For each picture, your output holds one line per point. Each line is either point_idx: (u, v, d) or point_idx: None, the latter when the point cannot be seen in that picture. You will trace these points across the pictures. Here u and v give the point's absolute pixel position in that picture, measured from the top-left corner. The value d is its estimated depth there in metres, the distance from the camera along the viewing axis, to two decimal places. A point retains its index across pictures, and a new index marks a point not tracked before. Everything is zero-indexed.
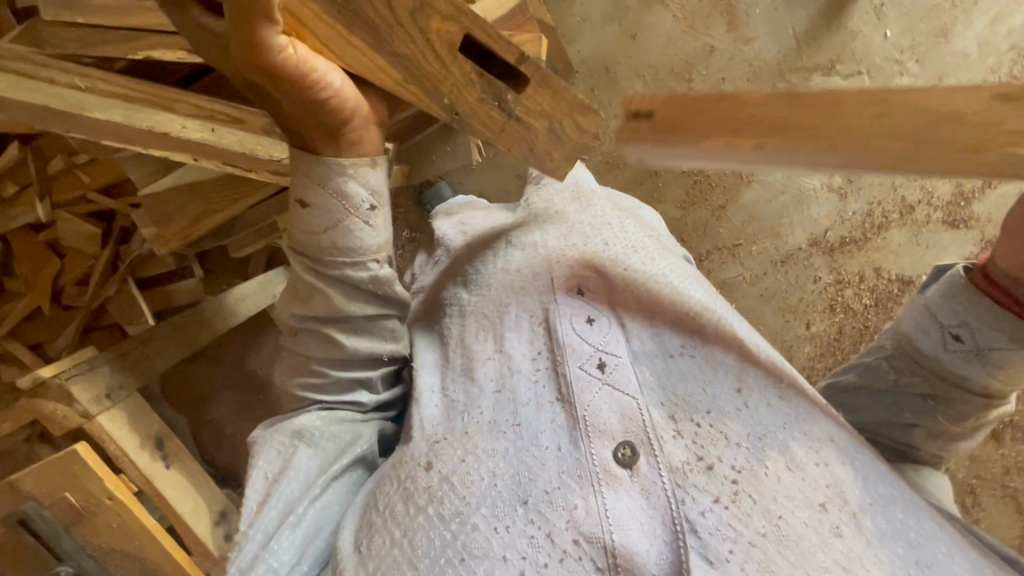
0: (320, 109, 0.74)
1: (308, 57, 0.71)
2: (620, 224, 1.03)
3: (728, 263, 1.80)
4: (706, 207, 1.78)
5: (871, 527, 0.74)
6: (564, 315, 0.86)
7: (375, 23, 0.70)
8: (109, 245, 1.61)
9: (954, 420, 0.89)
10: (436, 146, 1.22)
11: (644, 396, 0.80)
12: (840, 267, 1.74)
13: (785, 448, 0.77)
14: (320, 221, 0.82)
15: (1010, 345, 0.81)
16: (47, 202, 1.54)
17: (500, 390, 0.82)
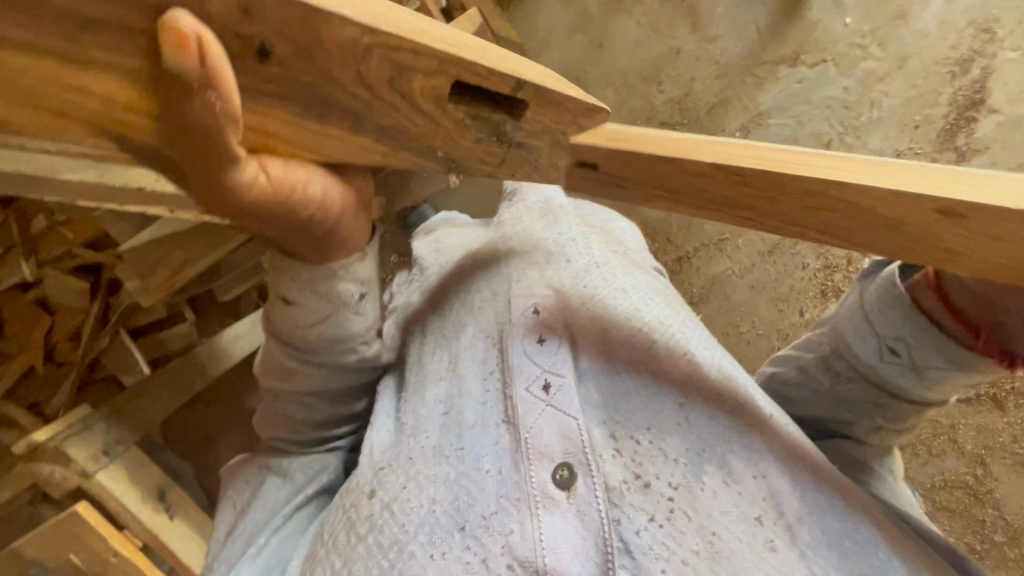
0: (305, 222, 0.69)
1: (283, 179, 0.64)
2: (585, 238, 0.93)
3: (716, 258, 1.83)
4: None
5: (809, 542, 0.66)
6: (518, 329, 0.79)
7: (351, 102, 0.61)
8: (98, 298, 1.62)
9: (888, 423, 0.84)
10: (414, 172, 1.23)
11: (587, 414, 0.73)
12: (828, 252, 1.70)
13: (723, 461, 0.70)
14: (306, 319, 0.80)
15: (949, 364, 0.75)
16: (32, 262, 1.54)
17: (448, 412, 0.78)
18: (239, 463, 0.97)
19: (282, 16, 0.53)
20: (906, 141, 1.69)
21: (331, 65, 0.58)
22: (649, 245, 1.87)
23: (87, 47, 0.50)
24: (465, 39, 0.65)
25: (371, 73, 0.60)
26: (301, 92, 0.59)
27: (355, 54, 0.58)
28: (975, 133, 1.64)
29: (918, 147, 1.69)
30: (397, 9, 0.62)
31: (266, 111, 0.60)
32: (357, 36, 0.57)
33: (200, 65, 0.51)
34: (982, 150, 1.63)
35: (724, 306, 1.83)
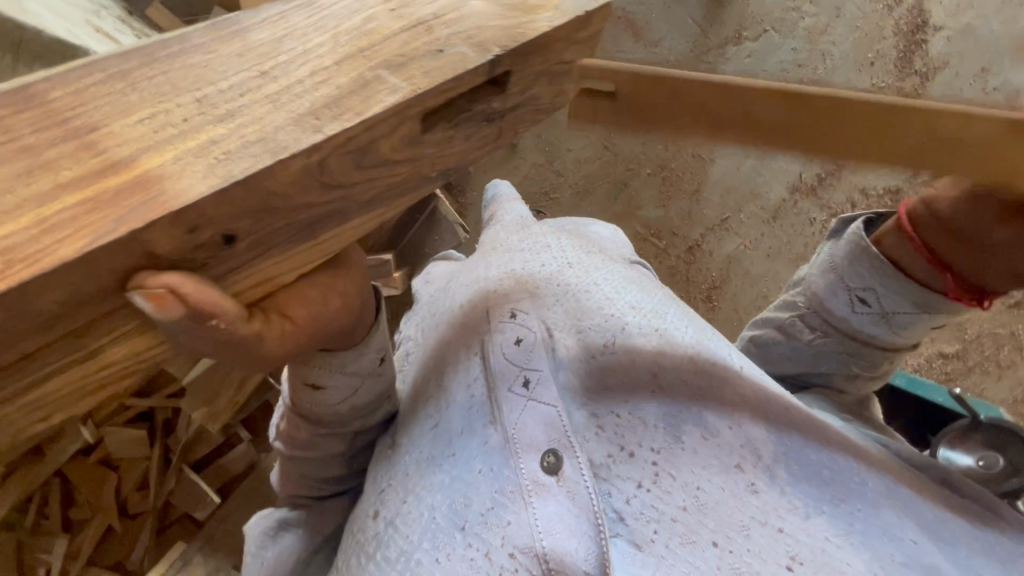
0: (339, 333, 0.56)
1: (307, 315, 0.51)
2: (560, 242, 0.77)
3: (726, 238, 1.85)
4: (683, 197, 1.88)
5: (791, 481, 0.56)
6: (499, 329, 0.63)
7: (333, 206, 0.47)
8: (157, 441, 1.66)
9: (863, 370, 0.79)
10: (428, 239, 1.33)
11: (562, 397, 0.58)
12: (828, 202, 1.81)
13: (701, 418, 0.58)
14: (334, 404, 0.65)
15: (918, 312, 0.71)
16: (90, 424, 1.60)
17: (437, 424, 0.62)
18: (258, 516, 0.77)
19: (226, 203, 0.41)
20: (869, 78, 1.78)
21: (290, 197, 0.44)
22: (658, 245, 1.87)
23: (87, 353, 0.42)
24: (429, 63, 0.47)
25: (338, 174, 0.46)
26: (277, 240, 0.46)
27: (312, 172, 0.44)
28: (929, 53, 1.76)
29: (882, 81, 1.78)
30: (338, 67, 0.46)
31: (261, 271, 0.47)
32: (307, 161, 0.43)
33: (186, 308, 0.41)
34: (942, 66, 1.74)
35: (748, 281, 1.84)
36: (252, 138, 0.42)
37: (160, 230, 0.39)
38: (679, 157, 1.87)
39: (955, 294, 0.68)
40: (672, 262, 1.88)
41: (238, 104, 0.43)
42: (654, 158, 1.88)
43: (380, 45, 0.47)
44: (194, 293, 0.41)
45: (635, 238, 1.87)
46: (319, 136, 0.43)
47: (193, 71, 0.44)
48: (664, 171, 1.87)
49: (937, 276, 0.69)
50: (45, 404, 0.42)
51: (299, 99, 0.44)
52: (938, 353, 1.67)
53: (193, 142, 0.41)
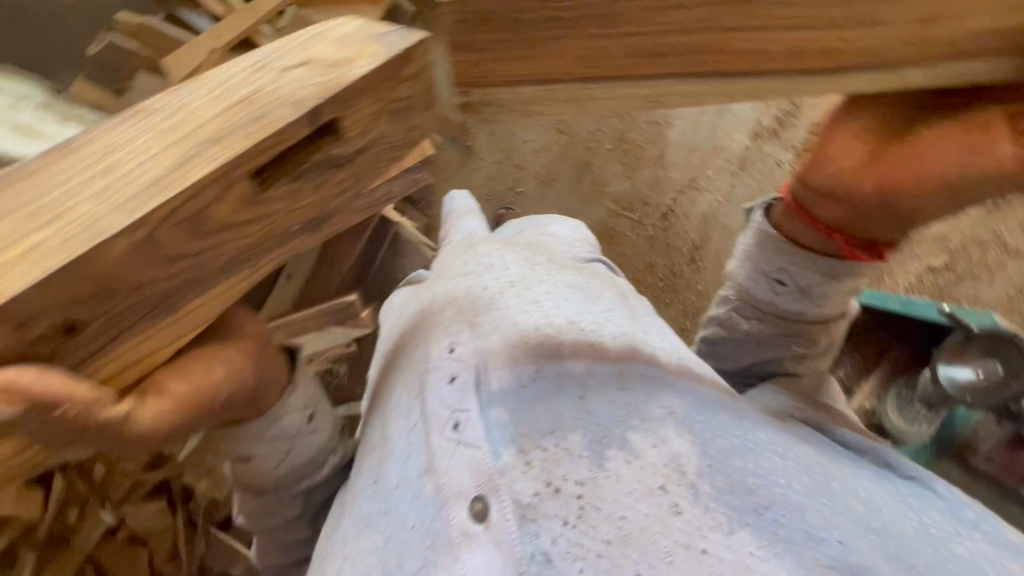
0: (239, 404, 0.52)
1: (189, 388, 0.47)
2: (504, 258, 0.67)
3: (698, 197, 1.82)
4: (647, 164, 1.84)
5: (716, 496, 0.42)
6: (436, 367, 0.54)
7: (182, 278, 0.44)
8: (179, 510, 1.62)
9: (805, 349, 0.74)
10: (397, 265, 1.28)
11: (489, 437, 0.47)
12: (794, 140, 1.77)
13: (625, 435, 0.45)
14: (273, 468, 0.64)
15: (830, 280, 0.66)
16: (109, 506, 1.54)
17: (377, 479, 0.54)
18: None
19: (54, 292, 0.39)
20: None
21: (129, 276, 0.41)
22: (632, 218, 1.84)
23: None
24: (245, 131, 0.41)
25: (176, 247, 0.42)
26: (132, 320, 0.43)
27: (142, 248, 0.40)
28: None
29: None
30: (165, 156, 0.41)
31: (125, 353, 0.44)
32: (130, 241, 0.40)
33: (25, 400, 0.39)
34: None
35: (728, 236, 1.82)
36: (73, 231, 0.39)
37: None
38: (635, 127, 1.84)
39: (852, 254, 0.62)
40: (651, 232, 1.84)
41: (67, 204, 0.41)
42: (610, 132, 1.85)
43: (199, 118, 0.42)
44: (33, 383, 0.39)
45: (607, 217, 1.85)
46: (136, 214, 0.39)
47: (38, 190, 0.42)
48: (622, 142, 1.84)
49: (830, 242, 0.63)
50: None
51: (126, 186, 0.40)
52: (927, 267, 1.50)
53: (21, 248, 0.39)
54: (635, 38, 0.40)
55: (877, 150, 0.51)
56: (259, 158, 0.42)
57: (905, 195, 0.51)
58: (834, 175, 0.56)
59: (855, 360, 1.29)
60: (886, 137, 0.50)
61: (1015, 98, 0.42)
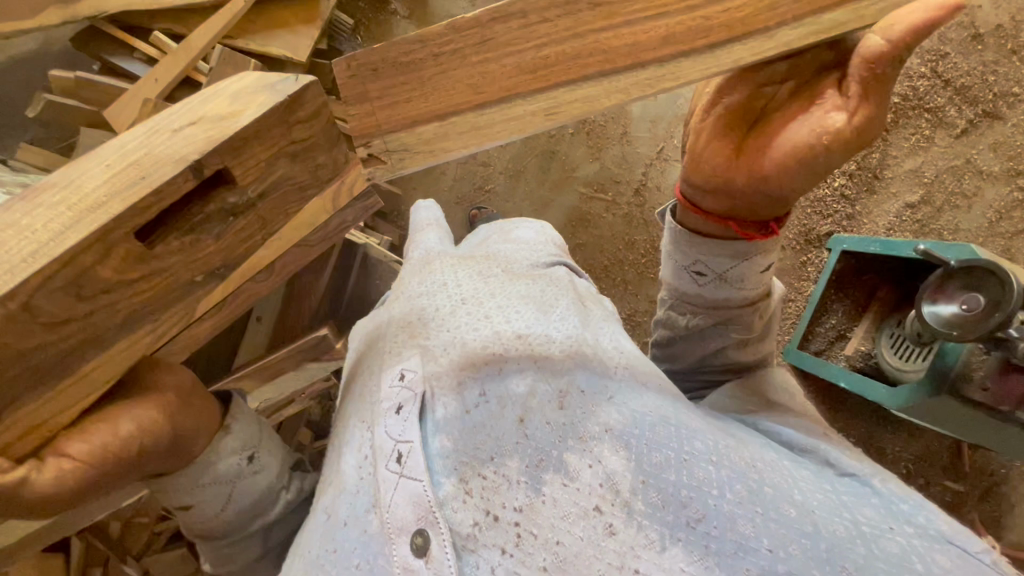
0: (160, 459, 0.49)
1: (93, 448, 0.44)
2: (456, 275, 0.67)
3: (667, 168, 1.78)
4: (612, 143, 1.80)
5: (648, 513, 0.40)
6: (385, 397, 0.50)
7: (77, 339, 0.42)
8: None
9: (746, 335, 0.64)
10: (370, 285, 1.26)
11: (431, 468, 0.44)
12: None
13: (564, 457, 0.43)
14: (213, 514, 0.55)
15: (744, 261, 0.58)
16: (133, 559, 1.50)
17: (323, 511, 0.49)
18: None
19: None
20: None
21: (18, 344, 0.39)
22: (606, 199, 1.82)
23: None
24: (127, 194, 0.40)
25: (63, 310, 0.40)
26: (27, 386, 0.41)
27: (24, 316, 0.39)
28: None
29: None
30: (45, 229, 0.39)
31: (21, 419, 0.41)
32: (7, 311, 0.38)
33: None
34: None
35: None
36: None
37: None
38: None
39: (751, 236, 0.57)
40: (625, 210, 1.82)
41: None
42: None
43: (83, 188, 0.41)
44: None
45: (580, 201, 1.83)
46: (10, 284, 0.37)
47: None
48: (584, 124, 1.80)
49: (728, 230, 0.57)
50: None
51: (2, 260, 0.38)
52: (905, 205, 1.42)
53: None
54: (517, 57, 0.41)
55: (735, 139, 0.50)
56: (139, 213, 0.40)
57: (773, 177, 0.49)
58: (703, 169, 0.53)
59: (847, 308, 1.36)
60: (740, 127, 0.50)
61: (829, 72, 0.47)
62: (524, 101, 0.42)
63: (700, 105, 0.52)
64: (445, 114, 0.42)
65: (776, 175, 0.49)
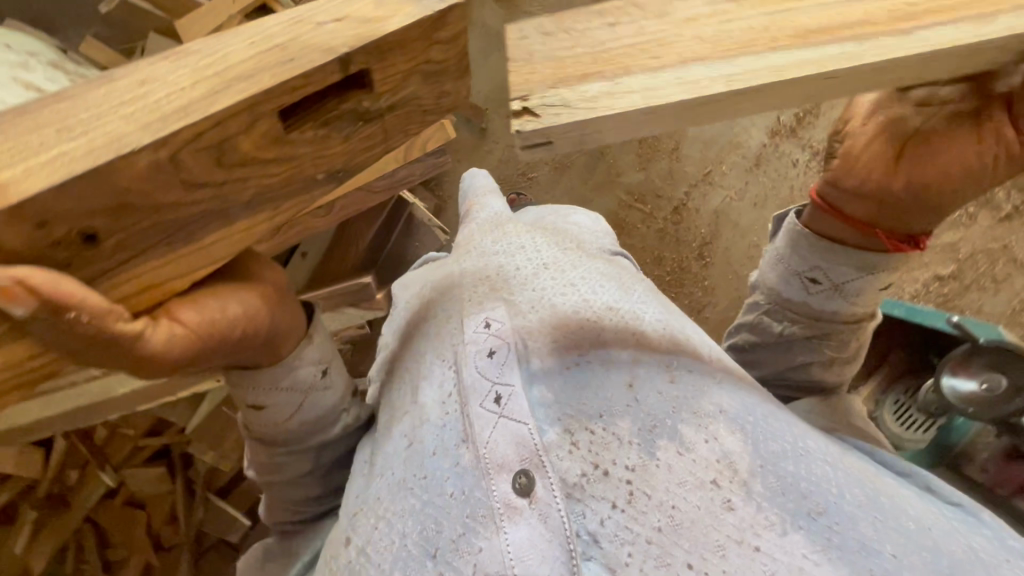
0: (248, 346, 0.50)
1: (201, 319, 0.45)
2: (535, 242, 0.68)
3: (711, 192, 1.77)
4: (662, 155, 1.78)
5: (768, 496, 0.42)
6: (471, 341, 0.51)
7: (204, 206, 0.42)
8: (178, 476, 1.55)
9: (836, 353, 0.68)
10: (407, 246, 1.26)
11: (536, 415, 0.45)
12: (811, 139, 1.71)
13: (677, 429, 0.44)
14: (283, 419, 0.57)
15: (865, 274, 0.62)
16: (110, 469, 1.49)
17: (408, 440, 0.49)
18: (246, 553, 0.67)
19: (71, 199, 0.38)
20: None
21: (152, 194, 0.40)
22: (643, 211, 1.79)
23: None
24: (275, 71, 0.40)
25: (200, 173, 0.41)
26: (153, 244, 0.42)
27: (166, 169, 0.40)
28: None
29: None
30: (193, 88, 0.40)
31: (142, 274, 0.43)
32: (155, 157, 0.39)
33: (40, 300, 0.37)
34: None
35: (739, 233, 1.77)
36: (99, 143, 0.38)
37: (4, 223, 0.36)
38: None
39: (896, 246, 0.61)
40: (660, 225, 1.79)
41: (94, 122, 0.39)
42: None
43: (234, 60, 0.41)
44: (47, 283, 0.37)
45: (618, 208, 1.80)
46: (162, 131, 0.38)
47: (63, 114, 0.40)
48: None
49: (871, 238, 0.61)
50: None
51: (154, 110, 0.39)
52: (934, 276, 1.46)
53: (47, 156, 0.38)
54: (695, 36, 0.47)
55: (899, 148, 0.57)
56: (287, 93, 0.41)
57: (939, 180, 0.55)
58: (860, 173, 0.59)
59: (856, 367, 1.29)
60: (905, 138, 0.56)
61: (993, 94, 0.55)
62: (698, 69, 0.45)
63: (857, 117, 0.59)
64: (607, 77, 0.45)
65: (939, 180, 0.55)
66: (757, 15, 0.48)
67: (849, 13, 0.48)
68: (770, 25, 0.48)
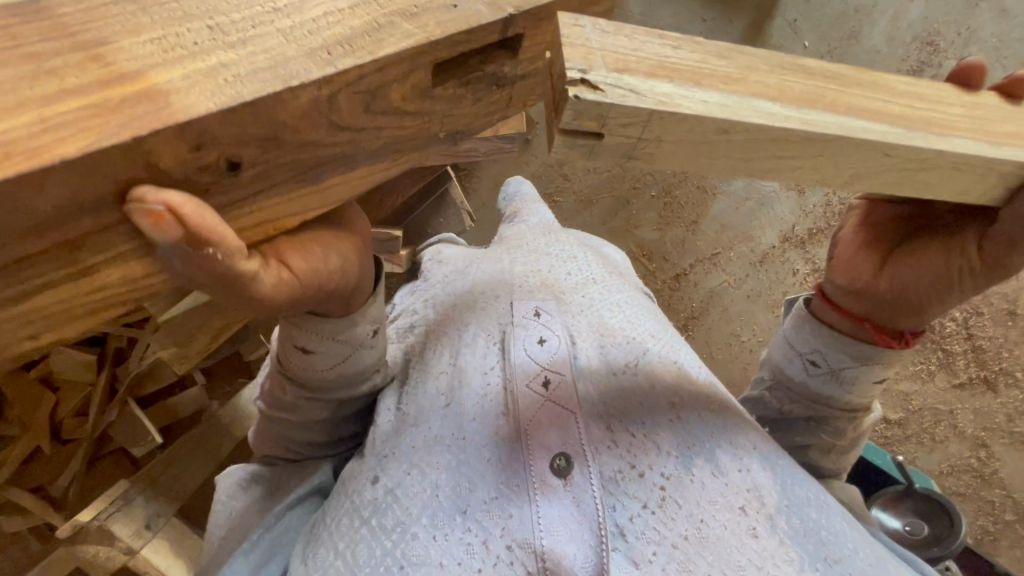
0: (335, 296, 0.47)
1: (308, 269, 0.42)
2: (585, 256, 0.72)
3: (712, 272, 1.78)
4: (680, 224, 1.78)
5: (790, 534, 0.46)
6: (520, 325, 0.55)
7: (339, 151, 0.38)
8: (106, 369, 1.26)
9: (832, 439, 0.71)
10: (436, 214, 1.29)
11: (582, 406, 0.49)
12: (814, 256, 1.75)
13: (713, 456, 0.48)
14: (320, 375, 0.53)
15: (863, 364, 0.67)
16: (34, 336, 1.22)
17: (446, 398, 0.51)
18: (232, 472, 0.59)
19: (235, 123, 0.32)
20: None
21: (298, 132, 0.35)
22: (647, 266, 1.79)
23: (76, 273, 0.33)
24: (455, 26, 0.38)
25: (347, 116, 0.37)
26: (280, 180, 0.37)
27: (320, 109, 0.35)
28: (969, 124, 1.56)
29: None
30: (352, 16, 0.36)
31: (267, 208, 0.37)
32: (316, 94, 0.34)
33: (186, 232, 0.33)
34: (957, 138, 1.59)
35: (724, 317, 1.78)
36: (263, 64, 0.33)
37: (163, 142, 0.31)
38: (684, 184, 1.78)
39: (883, 339, 0.65)
40: (657, 286, 1.80)
41: (250, 35, 0.34)
42: (661, 182, 1.78)
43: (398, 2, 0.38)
44: (199, 218, 0.33)
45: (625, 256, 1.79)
46: (330, 66, 0.34)
47: (212, 8, 0.35)
48: (667, 196, 1.77)
49: (860, 330, 0.66)
50: (32, 321, 0.33)
51: (313, 36, 0.35)
52: (882, 418, 1.51)
53: (202, 65, 0.33)
54: (853, 95, 0.48)
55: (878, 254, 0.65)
56: (447, 48, 0.38)
57: (912, 284, 0.62)
58: (850, 273, 0.66)
59: None
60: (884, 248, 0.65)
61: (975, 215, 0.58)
62: (859, 119, 0.45)
63: (850, 227, 0.69)
64: (674, 84, 0.40)
65: (917, 285, 0.61)
66: (874, 98, 0.48)
67: (888, 108, 0.48)
68: (901, 112, 0.48)
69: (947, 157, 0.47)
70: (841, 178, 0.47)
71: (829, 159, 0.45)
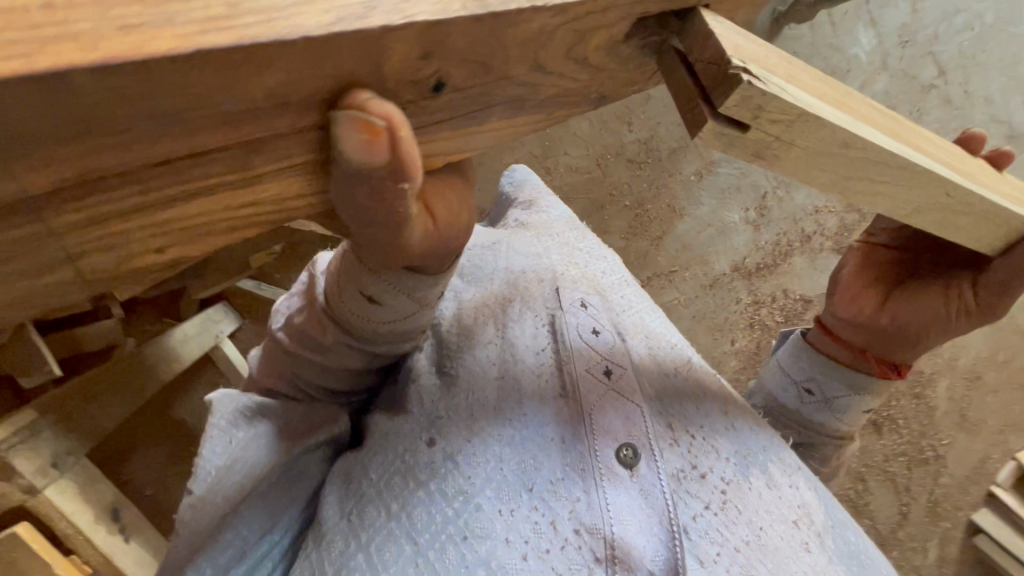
0: (437, 258, 0.42)
1: (444, 219, 0.38)
2: (615, 256, 0.72)
3: (665, 288, 1.49)
4: (645, 237, 1.51)
5: (833, 551, 0.49)
6: (571, 312, 0.54)
7: (522, 92, 0.35)
8: None
9: (819, 466, 0.73)
10: None
11: (645, 401, 0.49)
12: (757, 287, 1.48)
13: (765, 468, 0.50)
14: (374, 328, 0.47)
15: (855, 393, 0.68)
16: None
17: (502, 371, 0.49)
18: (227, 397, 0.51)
19: (470, 39, 0.30)
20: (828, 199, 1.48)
21: (509, 58, 0.32)
22: None
23: (245, 178, 0.30)
24: None
25: (552, 58, 0.33)
26: (463, 113, 0.34)
27: (539, 41, 0.32)
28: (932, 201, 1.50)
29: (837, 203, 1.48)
30: None
31: (434, 143, 0.34)
32: (547, 22, 0.31)
33: (391, 158, 0.30)
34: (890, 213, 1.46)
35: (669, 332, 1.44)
36: None
37: (400, 42, 0.28)
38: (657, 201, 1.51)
39: (880, 369, 0.67)
40: None
41: None
42: (635, 192, 1.50)
43: None
44: (408, 143, 0.30)
45: None
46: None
47: None
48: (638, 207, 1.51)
49: (860, 360, 0.68)
50: (179, 226, 0.30)
51: None
52: None
53: None
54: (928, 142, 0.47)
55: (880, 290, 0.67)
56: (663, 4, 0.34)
57: (916, 319, 0.64)
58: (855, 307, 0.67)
59: None
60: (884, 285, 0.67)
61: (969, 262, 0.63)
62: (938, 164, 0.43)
63: (848, 266, 0.70)
64: (811, 94, 0.36)
65: (920, 320, 0.64)
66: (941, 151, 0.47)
67: (952, 159, 0.48)
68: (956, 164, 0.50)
69: (988, 207, 0.48)
70: (926, 224, 0.47)
71: (908, 186, 0.42)
